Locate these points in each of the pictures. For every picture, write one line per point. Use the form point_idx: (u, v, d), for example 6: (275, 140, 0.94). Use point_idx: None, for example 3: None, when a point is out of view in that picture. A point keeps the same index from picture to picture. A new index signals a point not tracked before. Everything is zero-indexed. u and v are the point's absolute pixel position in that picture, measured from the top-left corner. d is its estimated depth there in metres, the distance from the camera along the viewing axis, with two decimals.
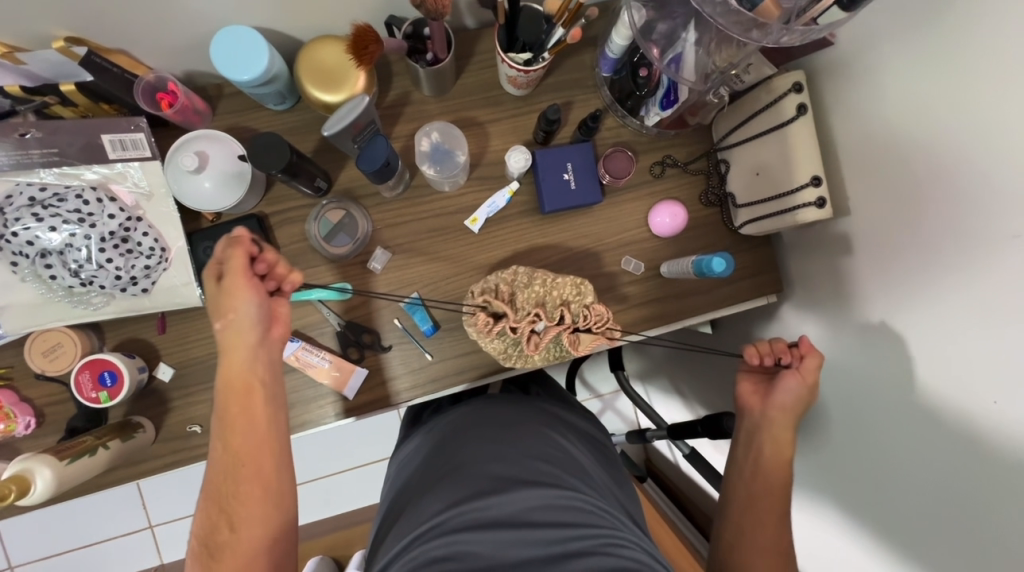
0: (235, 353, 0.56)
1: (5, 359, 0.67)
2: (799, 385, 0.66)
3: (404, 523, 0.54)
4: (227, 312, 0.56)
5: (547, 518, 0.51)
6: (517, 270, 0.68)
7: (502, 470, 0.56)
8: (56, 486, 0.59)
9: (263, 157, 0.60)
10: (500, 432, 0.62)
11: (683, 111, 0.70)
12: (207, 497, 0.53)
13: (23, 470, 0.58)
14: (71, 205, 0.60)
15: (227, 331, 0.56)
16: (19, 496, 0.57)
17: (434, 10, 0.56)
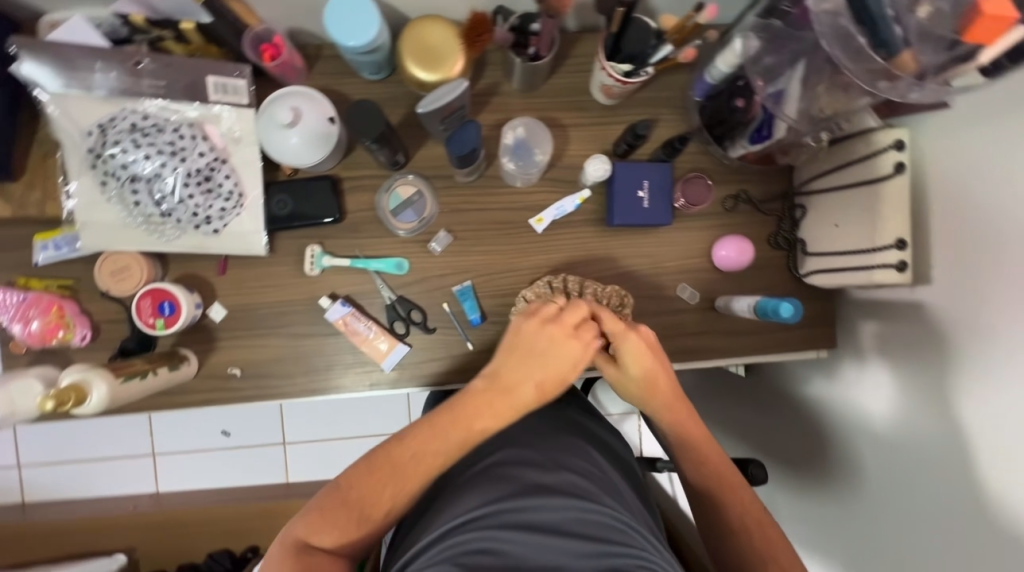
0: (485, 408, 0.58)
1: (73, 271, 0.69)
2: (633, 358, 0.61)
3: (444, 511, 0.55)
4: (551, 378, 0.59)
5: (583, 531, 0.51)
6: (567, 276, 0.71)
7: (539, 478, 0.56)
8: (108, 401, 0.60)
9: (358, 123, 0.61)
10: (536, 444, 0.63)
11: (773, 150, 0.68)
12: (364, 466, 0.55)
13: (82, 380, 0.59)
14: (167, 137, 0.63)
15: (534, 389, 0.59)
16: (76, 404, 0.58)
17: (555, 8, 0.58)
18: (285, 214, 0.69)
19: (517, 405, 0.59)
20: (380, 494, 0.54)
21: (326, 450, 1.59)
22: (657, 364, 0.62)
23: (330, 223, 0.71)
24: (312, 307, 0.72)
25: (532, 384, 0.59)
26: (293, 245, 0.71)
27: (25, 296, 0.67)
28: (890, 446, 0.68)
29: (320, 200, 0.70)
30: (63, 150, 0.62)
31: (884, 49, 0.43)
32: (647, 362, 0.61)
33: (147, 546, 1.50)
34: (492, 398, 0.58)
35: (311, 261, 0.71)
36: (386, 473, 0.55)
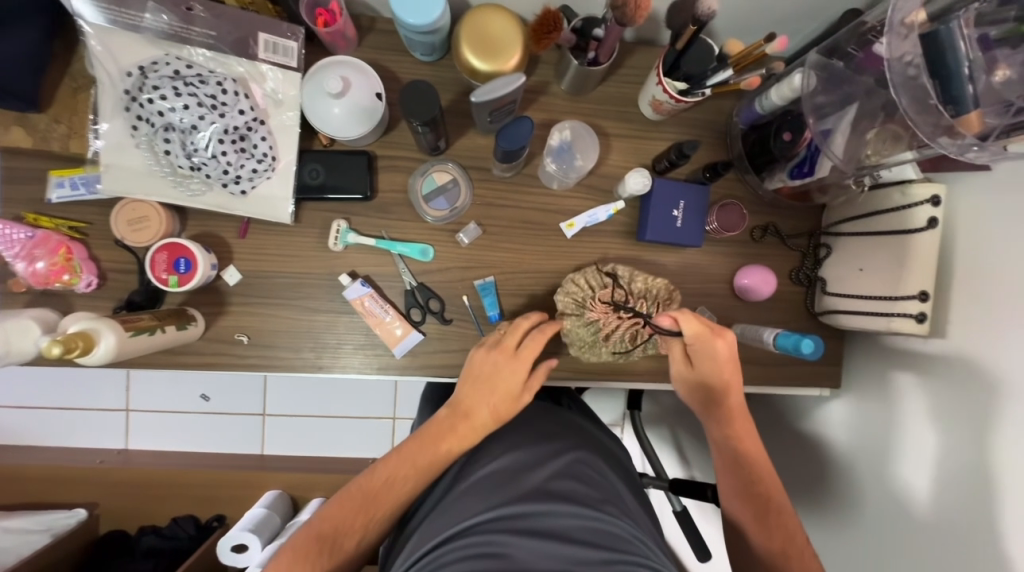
0: (444, 435, 0.60)
1: (87, 214, 0.67)
2: (709, 363, 0.62)
3: (441, 514, 0.55)
4: (501, 403, 0.62)
5: (587, 538, 0.51)
6: (617, 268, 0.70)
7: (539, 482, 0.57)
8: (115, 353, 0.58)
9: (408, 103, 0.59)
10: (535, 445, 0.63)
11: (810, 188, 0.69)
12: (336, 507, 0.56)
13: (90, 329, 0.56)
14: (210, 90, 0.60)
15: (489, 415, 0.62)
16: (81, 353, 0.56)
17: (629, 17, 0.55)
18: (316, 184, 0.68)
19: (472, 430, 0.61)
20: (351, 529, 0.55)
21: (305, 426, 1.56)
22: (730, 372, 0.62)
23: (360, 200, 0.70)
24: (330, 282, 0.70)
25: (487, 409, 0.61)
26: (319, 217, 0.69)
27: (33, 233, 0.64)
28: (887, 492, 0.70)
29: (353, 175, 0.69)
30: (97, 87, 0.59)
31: (952, 106, 0.44)
32: (722, 369, 0.62)
33: (110, 503, 1.47)
34: (452, 425, 0.61)
35: (336, 236, 0.69)
36: (357, 503, 0.56)
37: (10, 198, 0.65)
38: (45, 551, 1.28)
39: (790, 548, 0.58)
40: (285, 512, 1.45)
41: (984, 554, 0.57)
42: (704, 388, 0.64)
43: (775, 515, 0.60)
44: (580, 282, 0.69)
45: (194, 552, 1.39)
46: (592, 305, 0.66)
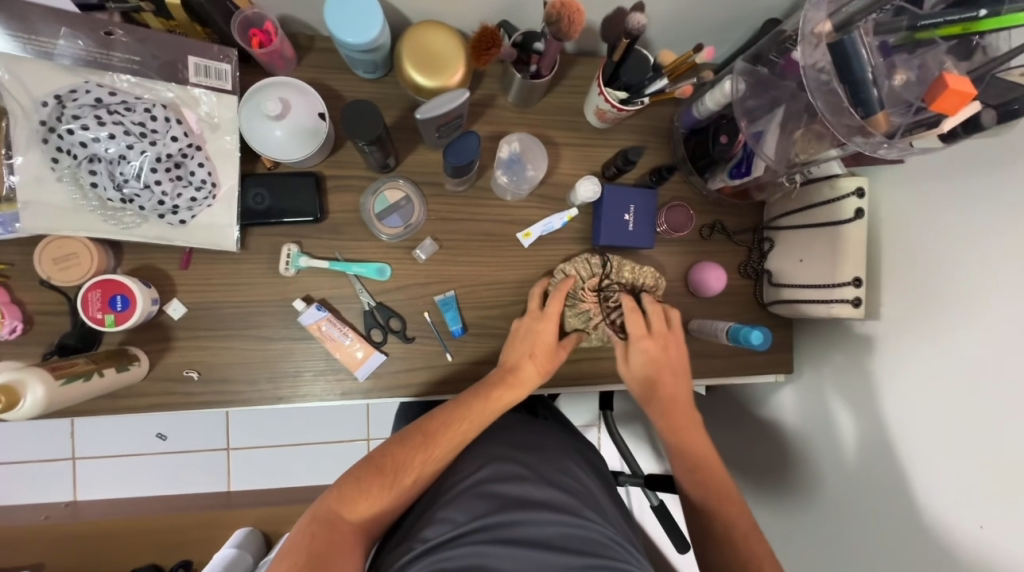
0: (496, 384, 0.65)
1: (6, 254, 0.62)
2: (641, 360, 0.70)
3: (423, 523, 0.56)
4: (543, 358, 0.68)
5: (569, 545, 0.53)
6: (607, 259, 0.73)
7: (525, 491, 0.58)
8: (44, 406, 0.53)
9: (352, 122, 0.58)
10: (519, 453, 0.64)
11: (750, 186, 0.72)
12: (394, 444, 0.60)
13: (12, 380, 0.51)
14: (137, 117, 0.57)
15: (534, 369, 0.67)
16: (3, 408, 0.50)
17: (564, 31, 0.55)
18: (262, 209, 0.65)
19: (521, 383, 0.66)
20: (360, 501, 0.56)
21: (273, 457, 1.50)
22: (665, 366, 0.70)
23: (310, 222, 0.68)
24: (284, 309, 0.68)
25: (530, 364, 0.67)
26: (268, 243, 0.67)
27: None
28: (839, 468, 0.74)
29: (301, 197, 0.67)
30: (8, 119, 0.55)
31: (863, 108, 0.48)
32: (661, 362, 0.70)
33: (59, 561, 1.36)
34: (500, 378, 0.66)
35: (287, 261, 0.67)
36: (380, 476, 0.57)
37: None
38: None
39: (740, 529, 0.64)
40: (256, 550, 1.38)
41: (925, 518, 0.62)
42: (646, 381, 0.71)
43: (719, 497, 0.66)
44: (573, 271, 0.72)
45: None
46: (583, 294, 0.71)
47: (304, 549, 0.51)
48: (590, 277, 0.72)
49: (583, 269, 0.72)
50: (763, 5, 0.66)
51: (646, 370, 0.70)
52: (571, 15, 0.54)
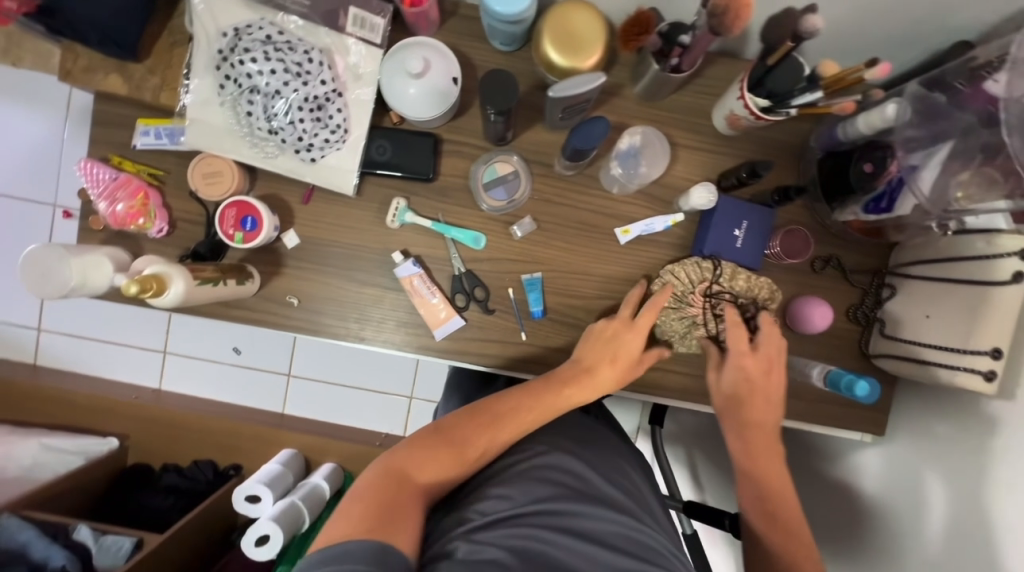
0: (563, 381, 0.65)
1: (166, 163, 0.70)
2: (733, 376, 0.64)
3: (478, 498, 0.57)
4: (620, 364, 0.67)
5: (625, 546, 0.55)
6: (721, 263, 0.66)
7: (583, 486, 0.60)
8: (183, 300, 0.61)
9: (490, 93, 0.59)
10: (576, 449, 0.66)
11: (884, 224, 0.65)
12: (469, 412, 0.61)
13: (162, 272, 0.59)
14: (297, 57, 0.61)
15: (612, 374, 0.66)
16: (154, 294, 0.59)
17: (725, 27, 0.51)
18: (382, 161, 0.69)
19: (595, 384, 0.66)
20: (430, 464, 0.55)
21: (326, 391, 1.61)
22: (760, 390, 0.64)
23: (422, 182, 0.71)
24: (383, 258, 0.72)
25: (608, 367, 0.66)
26: (380, 194, 0.71)
27: (117, 176, 0.68)
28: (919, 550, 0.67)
29: (418, 156, 0.69)
30: (194, 43, 0.61)
31: None
32: (751, 382, 0.64)
33: (140, 437, 1.56)
34: (572, 375, 0.65)
35: (394, 214, 0.71)
36: (445, 446, 0.57)
37: (100, 140, 0.69)
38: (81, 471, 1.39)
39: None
40: (298, 471, 1.51)
41: None
42: (731, 398, 0.64)
43: (791, 540, 0.59)
44: (681, 274, 0.67)
45: (211, 496, 1.46)
46: (692, 299, 0.65)
47: (372, 496, 0.50)
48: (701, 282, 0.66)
49: (691, 271, 0.67)
50: (954, 24, 0.58)
51: (733, 387, 0.64)
52: (738, 9, 0.49)
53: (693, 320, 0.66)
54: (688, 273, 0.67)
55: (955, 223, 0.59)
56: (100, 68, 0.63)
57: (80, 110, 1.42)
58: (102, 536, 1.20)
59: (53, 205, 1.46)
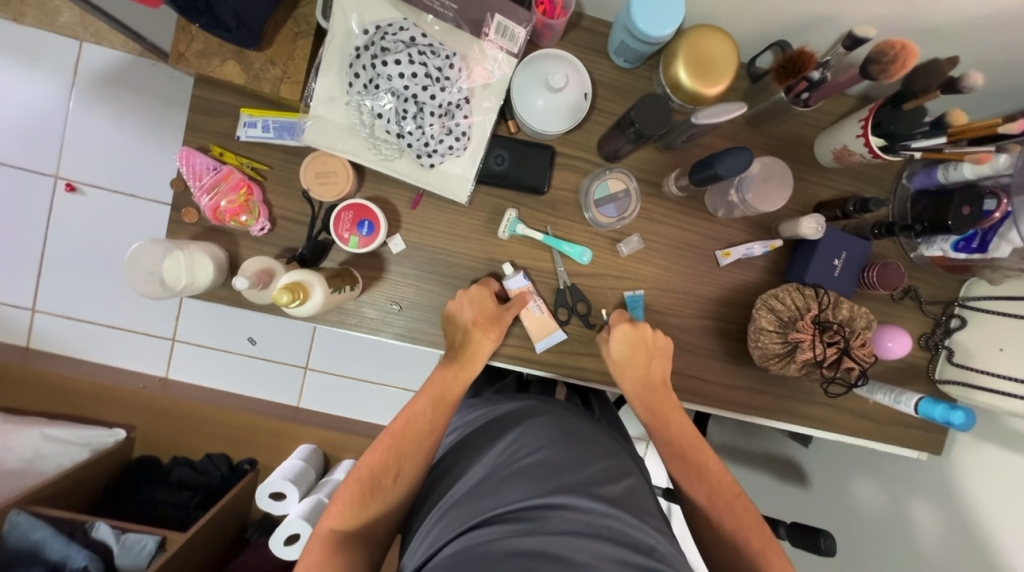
0: (449, 366, 0.67)
1: (268, 157, 0.66)
2: (619, 340, 0.69)
3: (471, 498, 0.57)
4: (489, 326, 0.68)
5: (617, 540, 0.53)
6: (824, 291, 0.68)
7: (582, 480, 0.58)
8: (321, 306, 0.61)
9: (646, 116, 0.60)
10: (573, 441, 0.63)
11: (971, 264, 0.70)
12: (404, 423, 0.63)
13: (302, 280, 0.59)
14: (437, 62, 0.59)
15: (480, 336, 0.68)
16: (296, 301, 0.59)
17: (885, 74, 0.55)
18: (499, 171, 0.68)
19: (473, 354, 0.68)
20: (387, 471, 0.61)
21: (345, 387, 1.55)
22: (646, 354, 0.69)
23: (535, 194, 0.70)
24: (487, 267, 0.71)
25: (481, 336, 0.68)
26: (491, 204, 0.70)
27: (219, 168, 0.64)
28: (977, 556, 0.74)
29: (535, 168, 0.69)
30: (331, 37, 0.59)
31: None
32: (639, 352, 0.69)
33: (147, 428, 1.45)
34: (451, 359, 0.68)
35: (506, 225, 0.70)
36: (388, 441, 0.62)
37: (197, 128, 0.65)
38: (85, 464, 1.28)
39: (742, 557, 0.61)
40: (318, 467, 1.44)
41: None
42: (616, 361, 0.69)
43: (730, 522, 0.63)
44: (786, 299, 0.68)
45: (228, 492, 1.39)
46: (800, 326, 0.67)
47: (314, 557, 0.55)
48: (807, 309, 0.67)
49: (798, 301, 0.68)
50: None
51: (624, 352, 0.68)
52: (905, 62, 0.54)
53: (796, 346, 0.67)
54: (793, 302, 0.68)
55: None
56: (216, 54, 0.59)
57: (89, 73, 1.31)
58: (122, 535, 1.11)
59: (54, 176, 1.34)
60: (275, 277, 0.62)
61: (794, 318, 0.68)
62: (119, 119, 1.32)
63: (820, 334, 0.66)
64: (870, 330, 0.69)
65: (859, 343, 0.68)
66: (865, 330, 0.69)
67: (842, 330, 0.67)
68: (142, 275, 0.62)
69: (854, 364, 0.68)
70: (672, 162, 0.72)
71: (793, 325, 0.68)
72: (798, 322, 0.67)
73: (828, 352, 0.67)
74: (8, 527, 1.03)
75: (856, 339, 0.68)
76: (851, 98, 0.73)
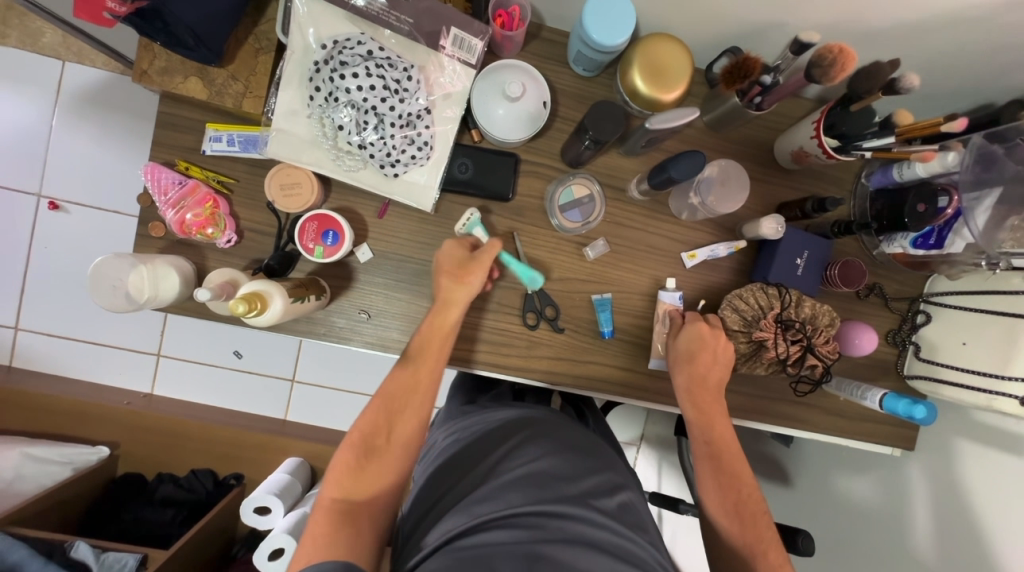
0: (432, 315, 0.66)
1: (234, 170, 0.67)
2: (686, 336, 0.69)
3: (468, 501, 0.57)
4: (466, 274, 0.66)
5: (613, 550, 0.54)
6: (787, 290, 0.69)
7: (577, 491, 0.58)
8: (282, 316, 0.61)
9: (600, 122, 0.61)
10: (569, 452, 0.64)
11: (930, 259, 0.71)
12: (393, 384, 0.63)
13: (261, 289, 0.60)
14: (396, 74, 0.61)
15: (459, 286, 0.66)
16: (255, 310, 0.59)
17: (828, 76, 0.57)
18: (463, 178, 0.69)
19: (454, 305, 0.66)
20: (381, 430, 0.60)
21: (331, 398, 1.55)
22: (709, 349, 0.68)
23: (500, 201, 0.71)
24: None
25: (459, 284, 0.65)
26: (457, 211, 0.71)
27: (185, 181, 0.65)
28: (941, 551, 0.75)
29: (499, 175, 0.70)
30: (290, 52, 0.60)
31: None
32: (703, 345, 0.68)
33: (132, 445, 1.44)
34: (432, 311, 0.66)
35: (465, 229, 0.70)
36: (381, 404, 0.62)
37: (164, 143, 0.66)
38: (67, 484, 1.27)
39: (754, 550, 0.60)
40: (304, 480, 1.42)
41: None
42: (681, 358, 0.69)
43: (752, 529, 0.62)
44: (748, 299, 0.69)
45: (212, 508, 1.38)
46: (763, 325, 0.68)
47: (320, 529, 0.53)
48: (769, 308, 0.69)
49: (761, 299, 0.69)
50: (1005, 82, 0.63)
51: (690, 344, 0.68)
52: (844, 64, 0.56)
53: (761, 344, 0.69)
54: (756, 300, 0.69)
55: (1006, 263, 0.64)
56: (179, 71, 0.61)
57: (70, 92, 1.32)
58: (103, 553, 1.09)
59: (37, 194, 1.34)
60: (239, 287, 0.63)
61: (758, 317, 0.69)
62: (100, 137, 1.33)
63: (784, 331, 0.67)
64: (833, 327, 0.70)
65: (822, 339, 0.69)
66: (828, 327, 0.69)
67: (806, 328, 0.68)
68: (106, 291, 0.62)
69: (818, 361, 0.69)
70: (634, 166, 0.73)
71: (757, 322, 0.69)
72: (761, 320, 0.68)
73: (790, 349, 0.68)
74: None
75: (820, 335, 0.69)
76: (808, 100, 0.74)
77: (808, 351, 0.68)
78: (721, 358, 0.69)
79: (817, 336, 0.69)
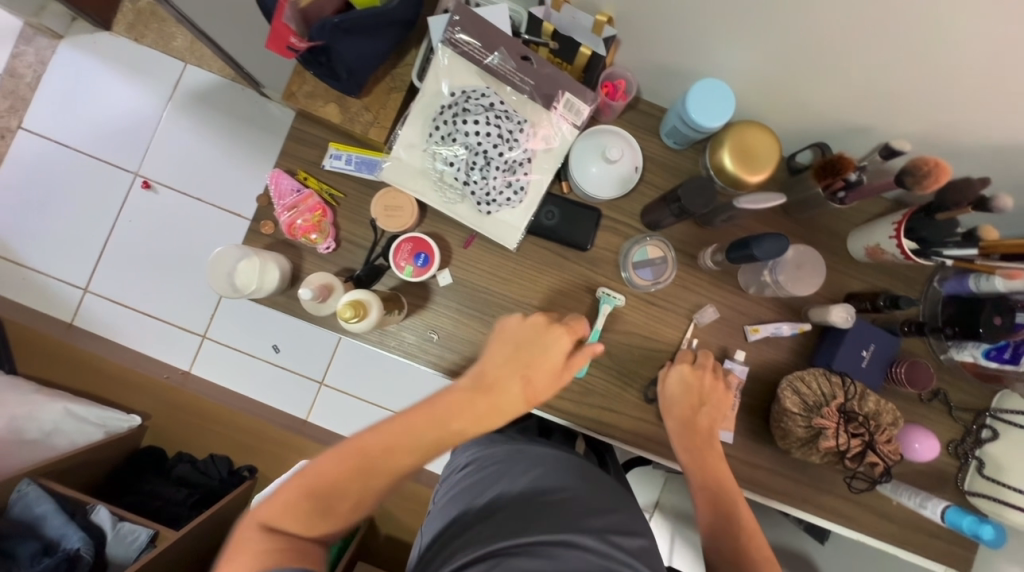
0: (471, 392, 0.62)
1: (344, 185, 0.74)
2: (683, 378, 0.72)
3: (496, 526, 0.56)
4: (528, 367, 0.64)
5: None
6: (850, 380, 0.69)
7: (594, 522, 0.57)
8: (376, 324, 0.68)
9: (693, 193, 0.66)
10: (588, 486, 0.63)
11: (1002, 373, 0.70)
12: (397, 432, 0.58)
13: (360, 298, 0.67)
14: (510, 126, 0.67)
15: (514, 367, 0.64)
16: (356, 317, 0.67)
17: (919, 184, 0.60)
18: (549, 225, 0.74)
19: (504, 401, 0.62)
20: (367, 471, 0.56)
21: (355, 407, 1.56)
22: (699, 394, 0.71)
23: (579, 250, 0.75)
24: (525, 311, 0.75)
25: (515, 380, 0.63)
26: (536, 252, 0.75)
27: (302, 190, 0.72)
28: None
29: (582, 226, 0.75)
30: (422, 95, 0.68)
31: None
32: (695, 394, 0.71)
33: (162, 419, 1.48)
34: (477, 393, 0.62)
35: (597, 297, 0.75)
36: (377, 448, 0.56)
37: (290, 154, 0.74)
38: (98, 446, 1.31)
39: None
40: None
41: None
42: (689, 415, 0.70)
43: None
44: (811, 383, 0.69)
45: (224, 497, 1.38)
46: (826, 412, 0.67)
47: (256, 544, 0.48)
48: (832, 396, 0.68)
49: (824, 389, 0.69)
50: None
51: (681, 387, 0.71)
52: (938, 176, 0.59)
53: (820, 433, 0.67)
54: (819, 389, 0.69)
55: None
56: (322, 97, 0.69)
57: (186, 89, 1.48)
58: (119, 522, 1.11)
59: (134, 173, 1.48)
60: (334, 292, 0.69)
61: (822, 405, 0.68)
62: (202, 131, 1.48)
63: (845, 425, 0.67)
64: (896, 426, 0.69)
65: (883, 438, 0.68)
66: (891, 425, 0.69)
67: (869, 425, 0.68)
68: (223, 278, 0.71)
69: (877, 459, 0.68)
70: (709, 237, 0.77)
71: (820, 410, 0.68)
72: (823, 408, 0.68)
73: (850, 444, 0.67)
74: (16, 496, 1.05)
75: (882, 434, 0.68)
76: (885, 200, 0.77)
77: (869, 448, 0.68)
78: (714, 404, 0.71)
79: (879, 434, 0.68)
